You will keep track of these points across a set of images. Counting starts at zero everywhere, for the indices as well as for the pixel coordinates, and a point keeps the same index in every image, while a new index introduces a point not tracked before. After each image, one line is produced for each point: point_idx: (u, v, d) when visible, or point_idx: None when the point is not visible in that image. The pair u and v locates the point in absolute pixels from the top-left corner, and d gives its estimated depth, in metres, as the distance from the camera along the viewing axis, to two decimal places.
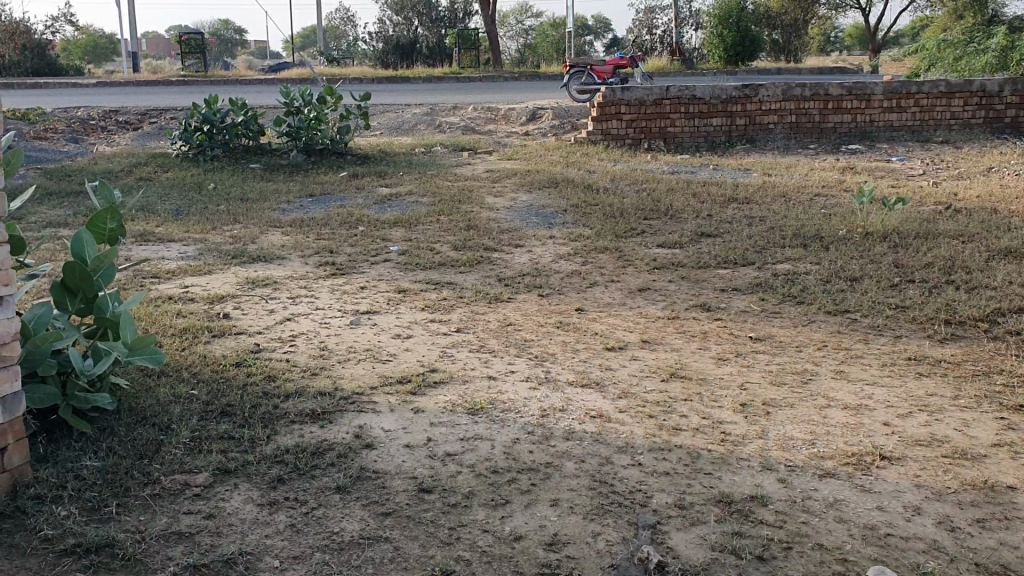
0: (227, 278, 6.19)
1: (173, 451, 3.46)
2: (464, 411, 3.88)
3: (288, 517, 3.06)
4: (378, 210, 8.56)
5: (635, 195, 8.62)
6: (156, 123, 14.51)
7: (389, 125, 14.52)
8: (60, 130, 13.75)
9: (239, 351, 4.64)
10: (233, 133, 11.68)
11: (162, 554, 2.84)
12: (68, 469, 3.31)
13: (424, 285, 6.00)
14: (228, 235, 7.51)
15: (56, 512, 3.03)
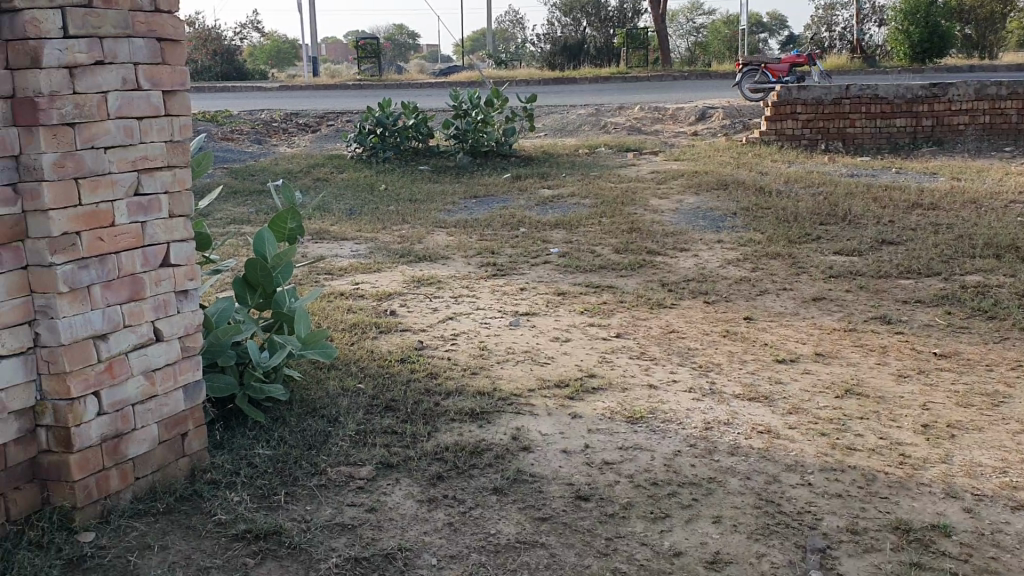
0: (394, 276, 6.36)
1: (339, 444, 3.58)
2: (624, 419, 3.82)
3: (446, 516, 3.11)
4: (542, 211, 8.60)
5: (809, 200, 8.27)
6: (334, 126, 15.13)
7: (555, 126, 14.59)
8: (244, 132, 14.57)
9: (404, 347, 4.75)
10: (404, 135, 12.03)
11: (325, 545, 2.96)
12: (243, 457, 3.54)
13: (587, 288, 5.96)
14: (395, 234, 7.72)
15: (230, 498, 3.24)
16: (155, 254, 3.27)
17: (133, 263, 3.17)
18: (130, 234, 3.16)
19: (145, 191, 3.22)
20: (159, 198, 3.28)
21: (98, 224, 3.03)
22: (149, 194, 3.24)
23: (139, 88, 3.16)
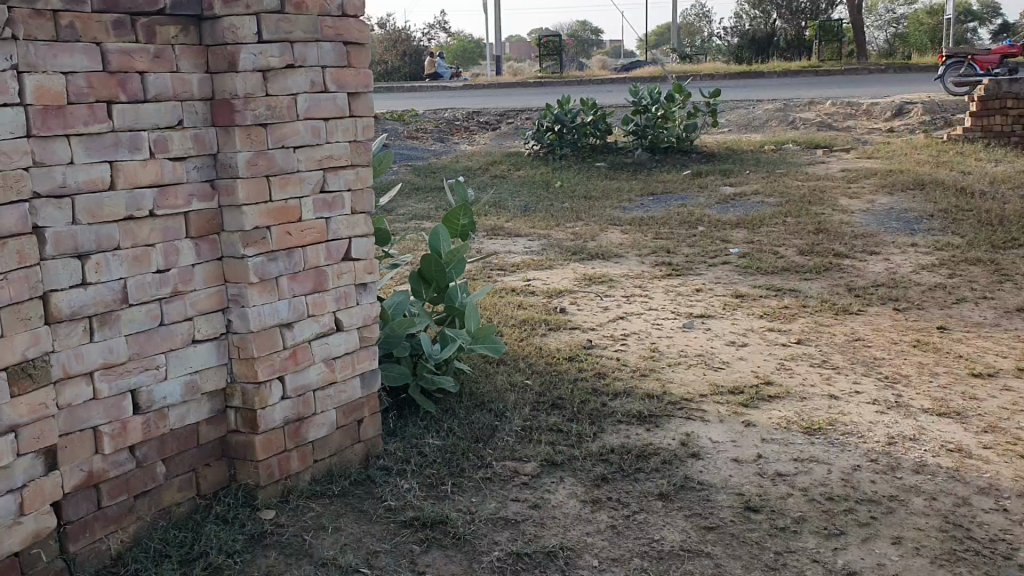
0: (567, 273, 6.40)
1: (505, 438, 3.80)
2: (800, 430, 3.68)
3: (610, 518, 3.18)
4: (721, 209, 8.40)
5: (1019, 201, 7.66)
6: (514, 124, 15.36)
7: (740, 122, 14.20)
8: (429, 130, 15.05)
9: (573, 346, 4.86)
10: (583, 132, 12.06)
11: (489, 538, 3.12)
12: (413, 445, 3.80)
13: (765, 290, 5.77)
14: (570, 231, 7.77)
15: (399, 485, 3.48)
16: (338, 248, 3.54)
17: (317, 257, 3.46)
18: (315, 228, 3.44)
19: (329, 188, 3.48)
20: (343, 195, 3.54)
21: (287, 218, 3.33)
22: (333, 192, 3.50)
23: (327, 90, 3.41)
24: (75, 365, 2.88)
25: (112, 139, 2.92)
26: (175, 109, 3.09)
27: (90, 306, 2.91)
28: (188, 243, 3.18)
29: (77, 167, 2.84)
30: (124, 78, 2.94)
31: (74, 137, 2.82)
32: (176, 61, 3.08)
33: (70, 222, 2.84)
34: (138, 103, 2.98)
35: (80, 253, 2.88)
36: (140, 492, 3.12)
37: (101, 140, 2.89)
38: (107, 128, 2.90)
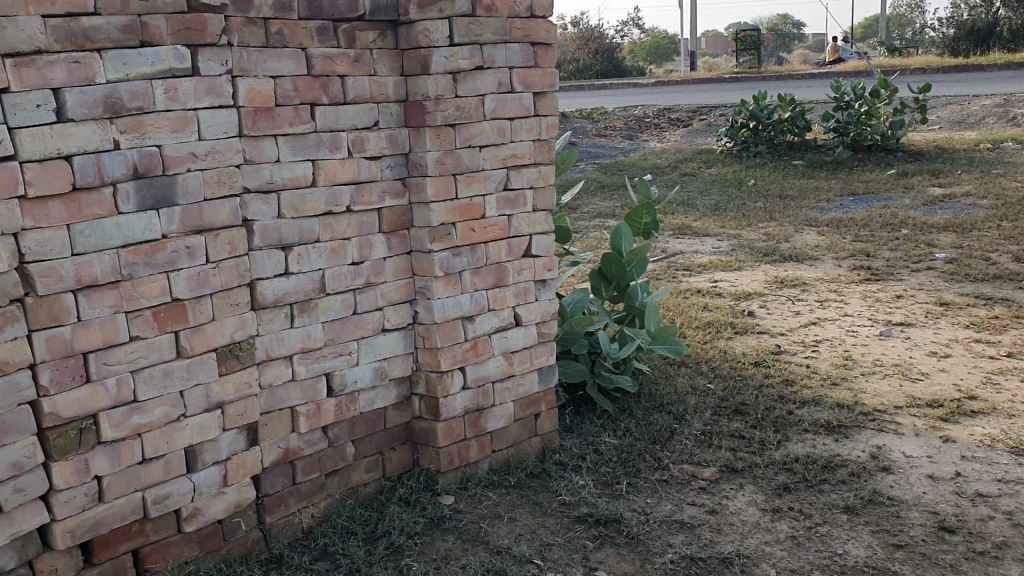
0: (756, 275, 6.24)
1: (684, 441, 3.80)
2: (1006, 449, 3.55)
3: (790, 528, 3.15)
4: (928, 211, 7.93)
5: None
6: (706, 121, 15.06)
7: (952, 118, 13.33)
8: (619, 128, 15.03)
9: (760, 350, 4.76)
10: (780, 129, 11.69)
11: (662, 540, 3.12)
12: (590, 442, 3.84)
13: (974, 298, 5.40)
14: (761, 232, 7.55)
15: (574, 481, 3.52)
16: (519, 245, 3.62)
17: (499, 253, 3.55)
18: (498, 226, 3.53)
19: (512, 186, 3.56)
20: (525, 193, 3.61)
21: (471, 215, 3.44)
22: (516, 190, 3.57)
23: (513, 91, 3.49)
24: (277, 349, 3.12)
25: (313, 139, 3.12)
26: (371, 110, 3.26)
27: (291, 294, 3.13)
28: (380, 237, 3.34)
29: (283, 165, 3.06)
30: (326, 81, 3.13)
31: (280, 137, 3.04)
32: (373, 64, 3.25)
33: (275, 215, 3.07)
34: (338, 105, 3.18)
35: (283, 245, 3.09)
36: (330, 470, 3.33)
37: (304, 140, 3.10)
38: (310, 129, 3.11)
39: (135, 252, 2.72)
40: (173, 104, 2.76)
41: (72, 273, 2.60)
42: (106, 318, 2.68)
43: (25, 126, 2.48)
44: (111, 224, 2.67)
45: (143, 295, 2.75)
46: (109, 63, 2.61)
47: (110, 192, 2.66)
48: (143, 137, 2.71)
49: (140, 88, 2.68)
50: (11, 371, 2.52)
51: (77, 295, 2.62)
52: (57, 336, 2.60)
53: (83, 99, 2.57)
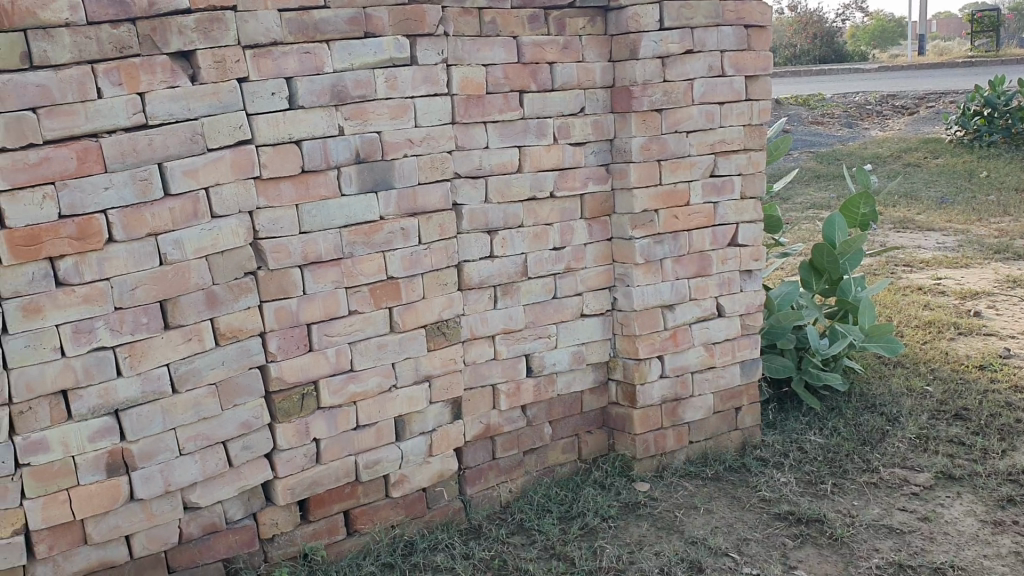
0: (986, 273, 5.80)
1: (896, 444, 3.62)
2: None
3: (1013, 544, 2.95)
4: None
5: None
6: (934, 109, 14.12)
7: None
8: (836, 116, 14.36)
9: (987, 353, 4.43)
10: (1020, 117, 10.78)
11: (869, 544, 2.99)
12: (794, 439, 3.72)
13: None
14: (994, 227, 7.01)
15: (775, 478, 3.43)
16: (724, 233, 3.55)
17: (703, 241, 3.49)
18: (703, 213, 3.48)
19: (719, 173, 3.50)
20: (732, 179, 3.53)
21: (674, 202, 3.41)
22: (722, 176, 3.51)
23: (723, 75, 3.43)
24: (480, 328, 3.23)
25: (521, 126, 3.20)
26: (578, 96, 3.30)
27: (495, 276, 3.22)
28: (582, 223, 3.38)
29: (491, 151, 3.16)
30: (536, 68, 3.20)
31: (490, 124, 3.14)
32: (582, 50, 3.28)
33: (483, 200, 3.17)
34: (546, 92, 3.24)
35: (489, 228, 3.19)
36: (529, 448, 3.40)
37: (512, 127, 3.18)
38: (517, 116, 3.19)
39: (355, 232, 2.91)
40: (392, 93, 2.92)
41: (299, 249, 2.81)
42: (328, 292, 2.88)
43: (262, 113, 2.71)
44: (334, 205, 2.86)
45: (362, 273, 2.93)
46: (336, 53, 2.80)
47: (335, 174, 2.85)
48: (365, 123, 2.88)
49: (363, 77, 2.86)
50: (244, 337, 2.76)
51: (302, 270, 2.83)
52: (285, 307, 2.82)
53: (312, 88, 2.77)
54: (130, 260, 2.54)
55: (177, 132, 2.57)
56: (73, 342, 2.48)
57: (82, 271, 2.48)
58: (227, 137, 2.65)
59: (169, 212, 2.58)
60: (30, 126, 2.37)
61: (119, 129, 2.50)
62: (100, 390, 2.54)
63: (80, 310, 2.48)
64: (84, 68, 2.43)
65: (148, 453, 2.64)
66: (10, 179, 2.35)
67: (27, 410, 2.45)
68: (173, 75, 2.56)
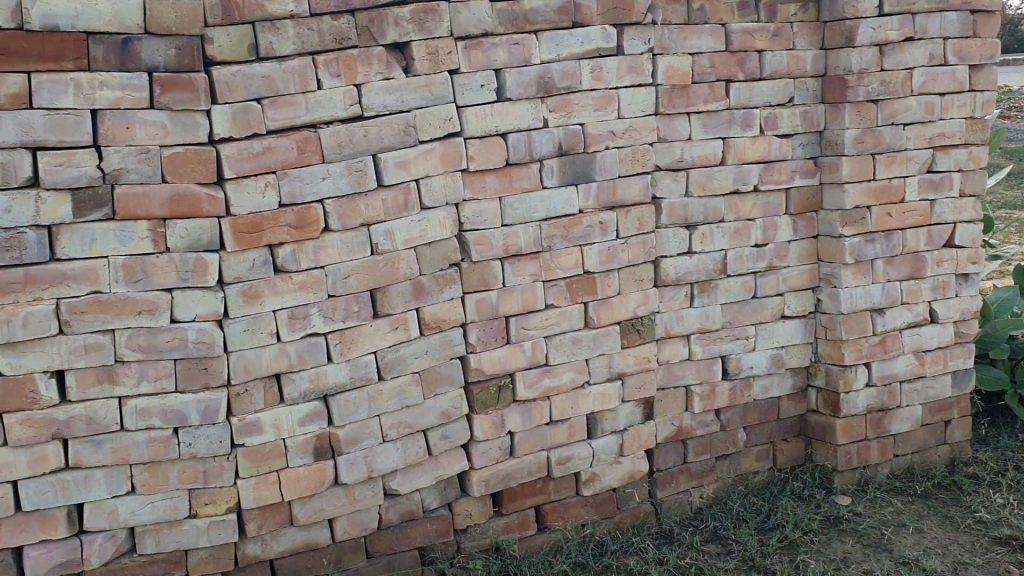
0: None
1: None
2: None
3: None
4: None
5: None
6: None
7: None
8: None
9: None
10: None
11: None
12: (1010, 457, 3.46)
13: None
14: None
15: (993, 498, 3.20)
16: (940, 233, 3.31)
17: (917, 241, 3.28)
18: (918, 211, 3.26)
19: (937, 168, 3.27)
20: (952, 175, 3.29)
21: (888, 199, 3.21)
22: (941, 172, 3.28)
23: (946, 63, 3.20)
24: (676, 326, 3.13)
25: (726, 117, 3.07)
26: (787, 86, 3.15)
27: (693, 273, 3.12)
28: (787, 218, 3.22)
29: (694, 143, 3.05)
30: (744, 57, 3.07)
31: (694, 115, 3.03)
32: (793, 38, 3.13)
33: (683, 193, 3.07)
34: (754, 81, 3.10)
35: (688, 223, 3.09)
36: (722, 454, 3.29)
37: (717, 118, 3.06)
38: (723, 106, 3.06)
39: (555, 225, 2.86)
40: (598, 83, 2.86)
41: (501, 242, 2.79)
42: (526, 285, 2.85)
43: (471, 105, 2.71)
44: (536, 198, 2.83)
45: (560, 266, 2.89)
46: (544, 44, 2.77)
47: (537, 166, 2.82)
48: (569, 115, 2.83)
49: (569, 68, 2.81)
50: (446, 328, 2.77)
51: (503, 263, 2.81)
52: (485, 299, 2.81)
53: (520, 79, 2.75)
54: (344, 249, 2.58)
55: (391, 123, 2.59)
56: (288, 327, 2.54)
57: (299, 259, 2.53)
58: (437, 129, 2.66)
59: (381, 203, 2.61)
60: (255, 116, 2.44)
61: (336, 120, 2.54)
62: (312, 375, 2.60)
63: (295, 297, 2.54)
64: (306, 60, 2.48)
65: (353, 438, 2.68)
66: (236, 168, 2.43)
67: (244, 392, 2.53)
68: (388, 66, 2.59)
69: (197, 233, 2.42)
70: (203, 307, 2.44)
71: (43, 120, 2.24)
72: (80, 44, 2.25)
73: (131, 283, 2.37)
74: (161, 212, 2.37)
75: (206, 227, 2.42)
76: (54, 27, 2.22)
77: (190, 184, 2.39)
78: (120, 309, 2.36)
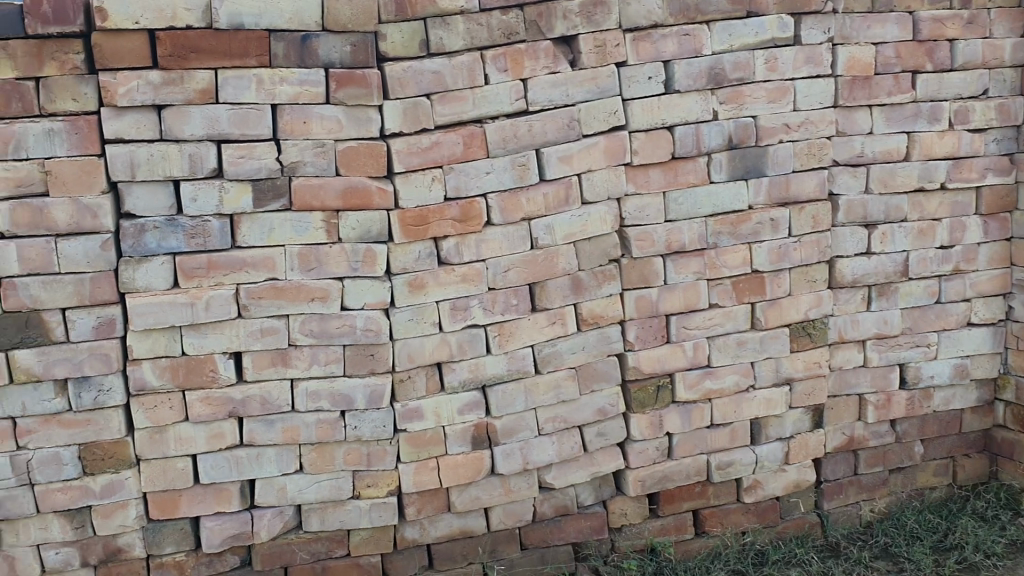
0: None
1: None
2: None
3: None
4: None
5: None
6: None
7: None
8: None
9: None
10: None
11: None
12: None
13: None
14: None
15: None
16: None
17: None
18: None
19: None
20: None
21: None
22: None
23: None
24: (850, 331, 2.97)
25: (912, 109, 2.89)
26: (982, 77, 2.94)
27: (871, 275, 2.95)
28: (977, 219, 3.00)
29: (876, 137, 2.88)
30: (934, 46, 2.88)
31: (876, 108, 2.87)
32: (990, 26, 2.92)
33: (862, 191, 2.91)
34: (944, 72, 2.90)
35: (867, 222, 2.92)
36: (896, 466, 3.11)
37: (902, 111, 2.89)
38: (909, 98, 2.89)
39: (722, 221, 2.77)
40: (772, 75, 2.75)
41: (664, 238, 2.73)
42: (689, 283, 2.78)
43: (638, 97, 2.66)
44: (702, 192, 2.75)
45: (726, 264, 2.79)
46: (716, 34, 2.68)
47: (705, 160, 2.74)
48: (741, 107, 2.73)
49: (742, 59, 2.71)
50: (606, 324, 2.74)
51: (666, 260, 2.76)
52: (646, 296, 2.76)
53: (690, 71, 2.67)
54: (506, 242, 2.59)
55: (556, 118, 2.59)
56: (450, 318, 2.58)
57: (461, 252, 2.56)
58: (603, 122, 2.63)
59: (544, 197, 2.60)
60: (424, 111, 2.49)
61: (502, 114, 2.56)
62: (471, 365, 2.63)
63: (458, 288, 2.57)
64: (475, 54, 2.50)
65: (510, 430, 2.69)
66: (404, 162, 2.48)
67: (407, 378, 2.59)
68: (555, 60, 2.58)
69: (367, 225, 2.49)
70: (371, 296, 2.51)
71: (228, 115, 2.36)
72: (263, 42, 2.36)
73: (305, 272, 2.47)
74: (334, 204, 2.46)
75: (375, 219, 2.49)
76: (239, 26, 2.33)
77: (361, 177, 2.47)
78: (294, 296, 2.46)
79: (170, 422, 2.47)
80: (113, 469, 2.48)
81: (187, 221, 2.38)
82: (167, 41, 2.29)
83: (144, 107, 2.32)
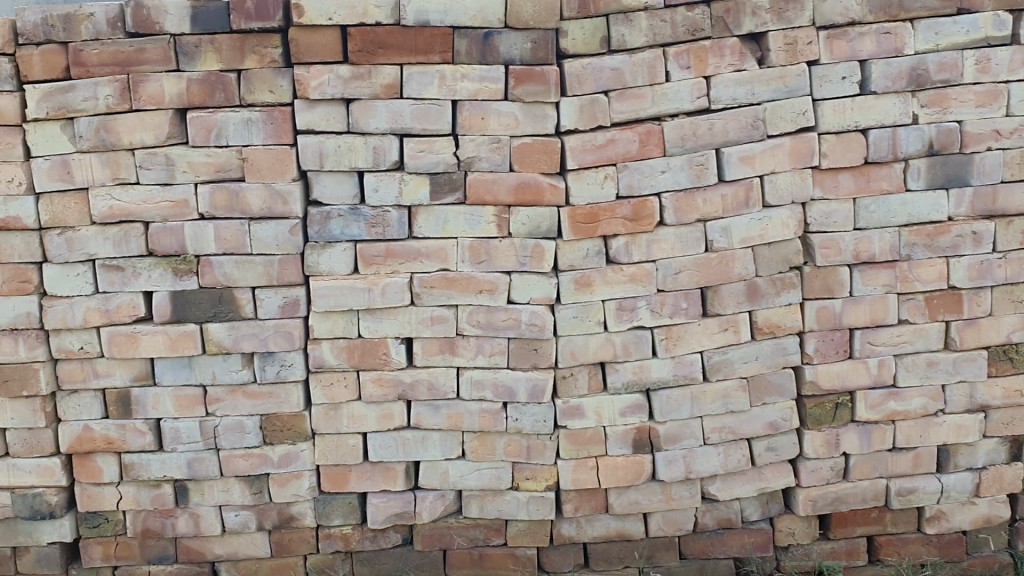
0: None
1: None
2: None
3: None
4: None
5: None
6: None
7: None
8: None
9: None
10: None
11: None
12: None
13: None
14: None
15: None
16: None
17: None
18: None
19: None
20: None
21: None
22: None
23: None
24: None
25: None
26: None
27: None
28: None
29: None
30: None
31: None
32: None
33: None
34: None
35: None
36: None
37: None
38: None
39: (917, 232, 2.60)
40: (982, 76, 2.54)
41: (851, 246, 2.59)
42: (877, 296, 2.62)
43: (829, 98, 2.53)
44: (897, 200, 2.58)
45: (919, 278, 2.61)
46: (921, 33, 2.51)
47: (902, 166, 2.57)
48: (945, 111, 2.55)
49: (949, 59, 2.52)
50: (781, 334, 2.63)
51: (852, 270, 2.61)
52: (828, 307, 2.63)
53: (889, 71, 2.51)
54: (678, 244, 2.54)
55: (739, 118, 2.50)
56: (616, 318, 2.56)
57: (632, 252, 2.53)
58: (789, 123, 2.52)
59: (721, 198, 2.53)
60: (601, 109, 2.47)
61: (682, 112, 2.51)
62: (636, 367, 2.60)
63: (626, 289, 2.54)
64: (657, 52, 2.46)
65: (673, 436, 2.64)
66: (579, 159, 2.48)
67: (570, 375, 2.60)
68: (741, 58, 2.49)
69: (538, 220, 2.50)
70: (539, 291, 2.53)
71: (411, 109, 2.44)
72: (447, 39, 2.42)
73: (477, 264, 2.52)
74: (507, 199, 2.49)
75: (547, 215, 2.50)
76: (426, 22, 2.40)
77: (535, 173, 2.48)
78: (465, 287, 2.51)
79: (344, 400, 2.59)
80: (291, 441, 2.62)
81: (369, 211, 2.48)
82: (358, 36, 2.39)
83: (334, 100, 2.43)
